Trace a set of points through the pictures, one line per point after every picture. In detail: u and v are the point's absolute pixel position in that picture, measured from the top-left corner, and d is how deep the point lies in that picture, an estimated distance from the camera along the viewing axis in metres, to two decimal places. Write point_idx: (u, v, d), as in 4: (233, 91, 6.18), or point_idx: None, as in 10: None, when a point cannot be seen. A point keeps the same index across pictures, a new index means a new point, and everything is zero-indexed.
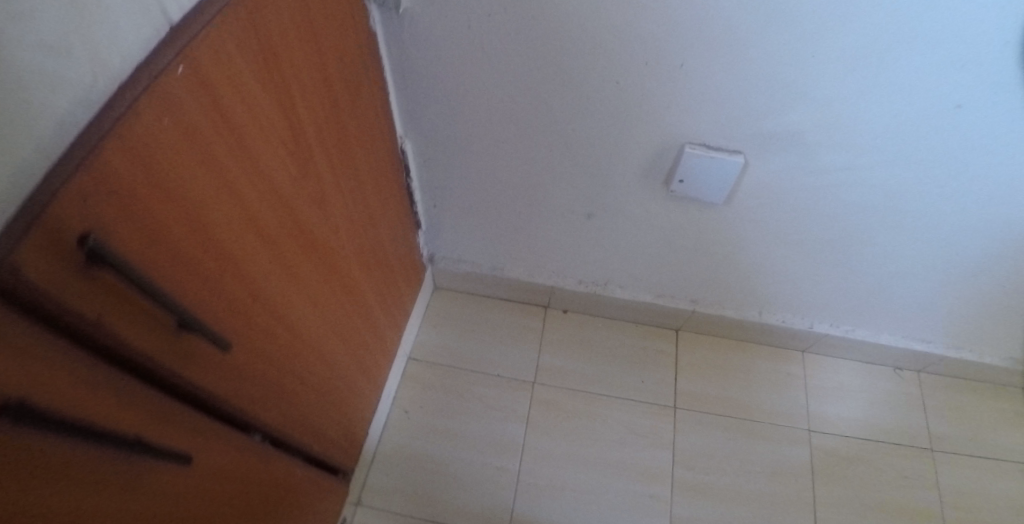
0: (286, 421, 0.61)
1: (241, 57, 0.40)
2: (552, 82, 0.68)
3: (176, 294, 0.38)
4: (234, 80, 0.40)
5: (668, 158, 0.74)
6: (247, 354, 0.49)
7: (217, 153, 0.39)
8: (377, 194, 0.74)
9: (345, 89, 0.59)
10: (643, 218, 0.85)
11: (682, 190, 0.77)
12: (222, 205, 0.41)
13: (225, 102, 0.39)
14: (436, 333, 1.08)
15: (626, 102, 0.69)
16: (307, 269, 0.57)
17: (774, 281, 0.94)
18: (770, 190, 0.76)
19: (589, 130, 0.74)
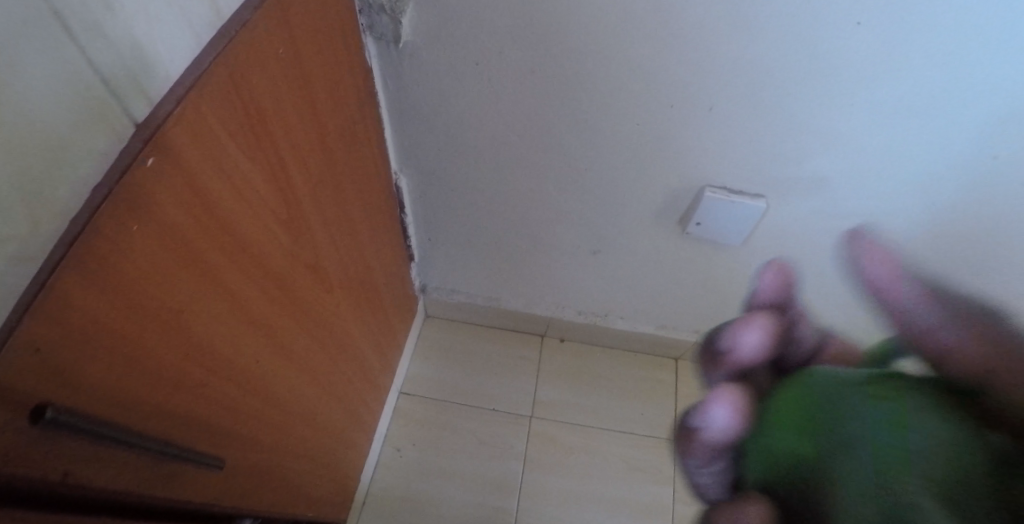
0: (278, 501, 0.55)
1: (227, 130, 0.34)
2: (565, 121, 0.63)
3: (145, 419, 0.32)
4: (218, 159, 0.33)
5: (686, 200, 0.70)
6: (236, 450, 0.44)
7: (198, 246, 0.33)
8: (372, 236, 0.68)
9: (342, 134, 0.53)
10: (651, 255, 0.81)
11: (699, 233, 0.73)
12: (203, 302, 0.35)
13: (207, 187, 0.33)
14: (429, 365, 1.03)
15: (643, 145, 0.64)
16: (298, 342, 0.51)
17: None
18: (786, 238, 0.72)
19: (602, 170, 0.69)
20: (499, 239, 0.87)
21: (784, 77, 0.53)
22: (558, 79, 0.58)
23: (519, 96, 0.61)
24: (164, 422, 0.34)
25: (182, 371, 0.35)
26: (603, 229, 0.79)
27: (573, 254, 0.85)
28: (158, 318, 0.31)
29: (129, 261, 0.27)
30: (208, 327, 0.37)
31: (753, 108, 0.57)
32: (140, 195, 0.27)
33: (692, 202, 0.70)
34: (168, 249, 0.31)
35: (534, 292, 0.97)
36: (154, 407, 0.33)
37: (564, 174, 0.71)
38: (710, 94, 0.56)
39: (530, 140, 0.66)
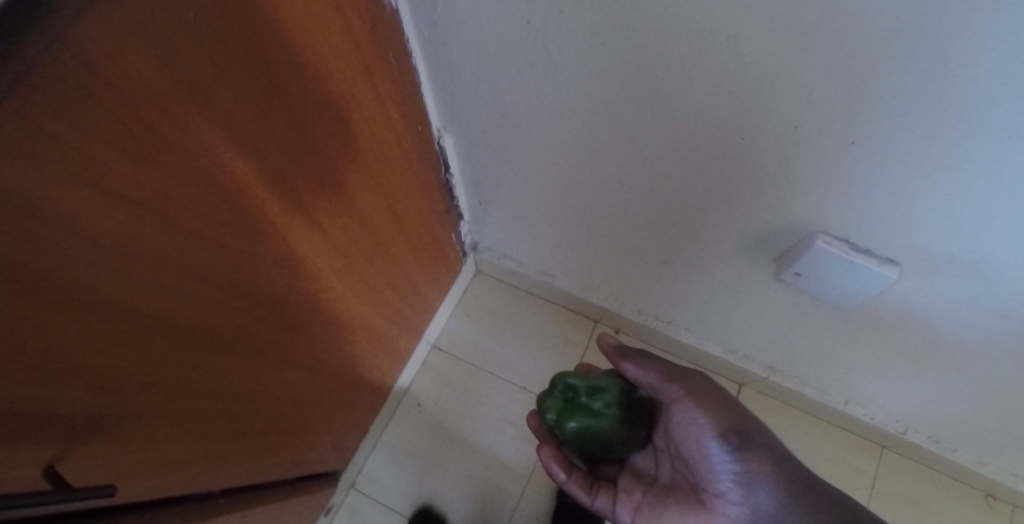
0: (248, 472, 0.54)
1: (104, 141, 0.24)
2: (628, 104, 0.51)
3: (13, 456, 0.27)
4: (97, 180, 0.25)
5: (789, 239, 0.61)
6: (173, 450, 0.41)
7: (74, 284, 0.26)
8: (388, 207, 0.61)
9: (331, 102, 0.44)
10: (732, 285, 0.74)
11: (794, 281, 0.64)
12: (93, 335, 0.29)
13: (84, 217, 0.25)
14: (467, 324, 0.99)
15: (725, 159, 0.52)
16: (269, 331, 0.47)
17: (859, 378, 0.84)
18: (900, 305, 0.63)
19: (684, 175, 0.58)
20: (550, 217, 0.77)
21: (951, 112, 0.38)
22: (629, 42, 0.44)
23: (582, 62, 0.48)
24: (45, 460, 0.29)
25: (68, 406, 0.30)
26: (678, 243, 0.71)
27: (642, 262, 0.78)
28: (9, 378, 0.25)
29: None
30: (110, 356, 0.31)
31: (908, 135, 0.41)
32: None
33: (799, 242, 0.61)
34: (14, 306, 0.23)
35: (593, 280, 0.89)
36: (28, 451, 0.28)
37: (631, 174, 0.61)
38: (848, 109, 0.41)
39: (595, 119, 0.55)
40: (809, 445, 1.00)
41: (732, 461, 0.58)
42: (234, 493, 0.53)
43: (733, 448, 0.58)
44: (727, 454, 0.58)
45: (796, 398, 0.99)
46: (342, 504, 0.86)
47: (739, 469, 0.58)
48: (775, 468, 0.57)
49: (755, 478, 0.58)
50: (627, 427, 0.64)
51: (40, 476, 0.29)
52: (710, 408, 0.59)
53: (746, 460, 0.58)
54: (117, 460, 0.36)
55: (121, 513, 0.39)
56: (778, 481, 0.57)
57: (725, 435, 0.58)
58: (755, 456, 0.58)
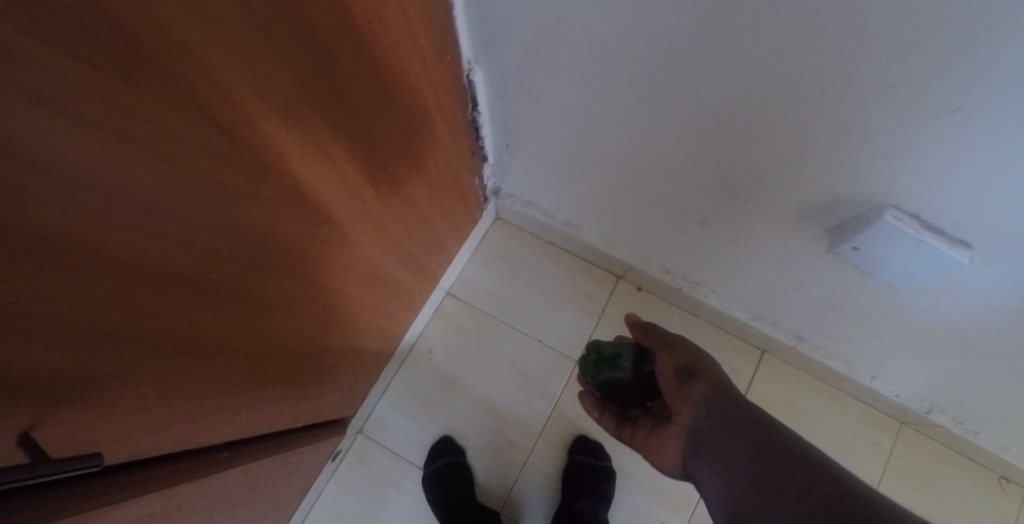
0: (252, 424, 0.52)
1: (33, 33, 0.18)
2: (694, 41, 0.44)
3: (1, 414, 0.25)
4: (25, 83, 0.19)
5: (854, 207, 0.55)
6: (168, 407, 0.38)
7: (18, 222, 0.21)
8: (410, 146, 0.55)
9: (348, 18, 0.36)
10: (777, 253, 0.68)
11: (850, 255, 0.59)
12: (57, 285, 0.25)
13: (19, 132, 0.20)
14: (484, 272, 0.94)
15: (802, 111, 0.46)
16: (276, 284, 0.43)
17: (891, 356, 0.80)
18: (966, 289, 0.57)
19: (750, 125, 0.51)
20: (583, 166, 0.71)
21: None
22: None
23: None
24: (17, 428, 0.26)
25: (41, 367, 0.26)
26: (723, 203, 0.64)
27: (678, 221, 0.72)
28: None
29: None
30: (85, 309, 0.27)
31: None
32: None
33: (863, 215, 0.54)
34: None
35: (622, 236, 0.83)
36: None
37: (690, 127, 0.55)
38: (972, 58, 0.34)
39: (657, 56, 0.48)
40: (825, 416, 0.98)
41: (676, 395, 0.55)
42: (234, 448, 0.51)
43: (678, 383, 0.56)
44: (674, 389, 0.56)
45: (819, 369, 0.95)
46: (349, 448, 0.86)
47: (680, 399, 0.55)
48: (712, 397, 0.53)
49: (689, 406, 0.54)
50: (647, 383, 0.61)
51: (13, 444, 0.26)
52: (684, 351, 0.58)
53: (686, 392, 0.55)
54: (103, 419, 0.33)
55: (125, 471, 0.37)
56: (709, 408, 0.53)
57: (675, 371, 0.57)
58: (695, 387, 0.54)
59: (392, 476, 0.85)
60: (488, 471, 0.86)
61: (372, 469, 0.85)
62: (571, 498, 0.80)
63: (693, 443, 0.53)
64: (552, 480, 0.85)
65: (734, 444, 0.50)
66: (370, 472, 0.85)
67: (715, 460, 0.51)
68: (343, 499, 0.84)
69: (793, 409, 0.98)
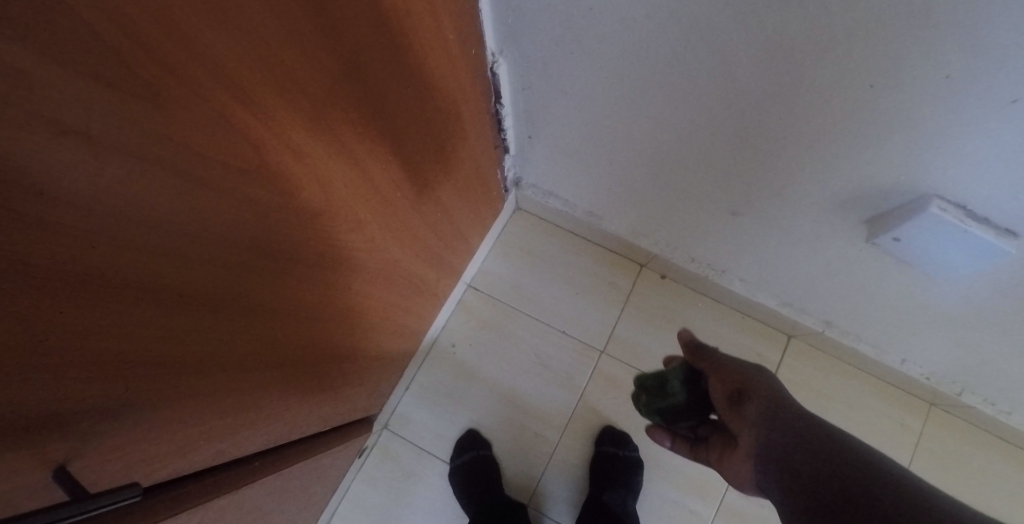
0: (284, 430, 0.52)
1: (77, 69, 0.18)
2: (732, 26, 0.42)
3: (58, 440, 0.26)
4: (64, 119, 0.18)
5: (897, 196, 0.52)
6: (202, 424, 0.38)
7: (47, 259, 0.20)
8: (436, 143, 0.53)
9: (379, 13, 0.35)
10: (809, 241, 0.66)
11: (890, 245, 0.56)
12: (88, 320, 0.24)
13: (48, 164, 0.19)
14: (506, 264, 0.93)
15: (848, 101, 0.44)
16: (307, 297, 0.43)
17: (922, 340, 0.78)
18: (1013, 277, 0.55)
19: (789, 114, 0.49)
20: (609, 155, 0.69)
21: None
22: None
23: None
24: (54, 462, 0.26)
25: (92, 396, 0.27)
26: (756, 192, 0.62)
27: (707, 210, 0.70)
28: (41, 371, 0.23)
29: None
30: (133, 339, 0.27)
31: None
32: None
33: (906, 204, 0.52)
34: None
35: (646, 224, 0.81)
36: (29, 454, 0.24)
37: (727, 116, 0.53)
38: None
39: (692, 42, 0.46)
40: (852, 401, 0.96)
41: (734, 422, 0.51)
42: (268, 455, 0.51)
43: (732, 408, 0.51)
44: (731, 415, 0.51)
45: (847, 353, 0.93)
46: (375, 444, 0.86)
47: (740, 424, 0.50)
48: (768, 416, 0.47)
49: (748, 430, 0.49)
50: (705, 403, 0.58)
51: (49, 478, 0.26)
52: (735, 372, 0.53)
53: (742, 415, 0.50)
54: (137, 442, 0.32)
55: (168, 486, 0.38)
56: (765, 425, 0.47)
57: (727, 394, 0.52)
58: (748, 409, 0.49)
59: (418, 470, 0.86)
60: (514, 463, 0.86)
61: (397, 464, 0.86)
62: (599, 489, 0.81)
63: (760, 473, 0.46)
64: (579, 470, 0.85)
65: (792, 450, 0.44)
66: (396, 466, 0.86)
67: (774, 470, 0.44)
68: (370, 493, 0.85)
69: (821, 394, 0.96)
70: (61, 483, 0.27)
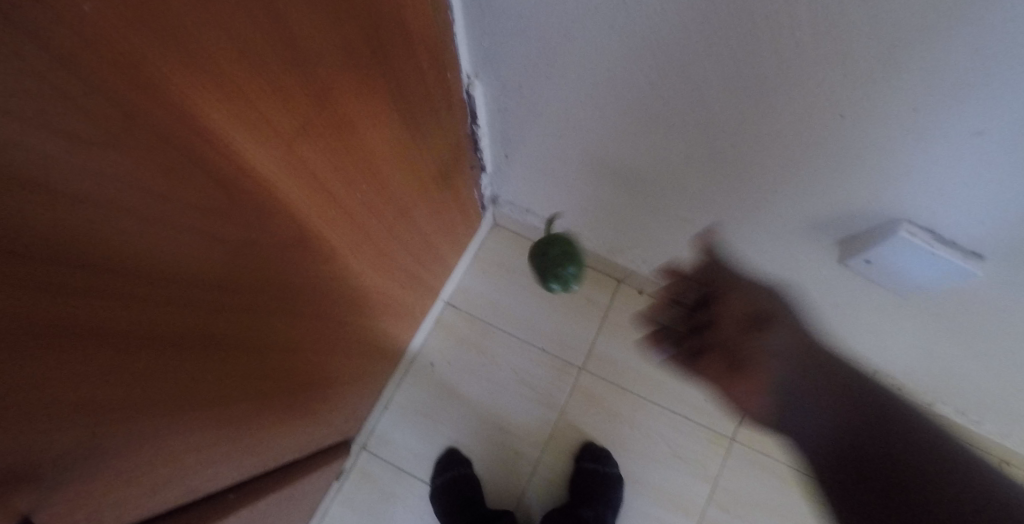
0: (257, 462, 0.51)
1: (38, 127, 0.18)
2: (706, 53, 0.43)
3: (25, 494, 0.25)
4: (26, 176, 0.18)
5: (864, 217, 0.54)
6: (174, 462, 0.37)
7: (4, 318, 0.20)
8: (410, 166, 0.53)
9: (347, 44, 0.35)
10: (781, 258, 0.67)
11: (863, 269, 0.58)
12: (51, 372, 0.23)
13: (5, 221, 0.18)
14: (484, 280, 0.93)
15: (816, 129, 0.46)
16: (282, 325, 0.42)
17: (892, 352, 0.79)
18: (977, 294, 0.57)
19: (759, 141, 0.50)
20: (586, 175, 0.69)
21: None
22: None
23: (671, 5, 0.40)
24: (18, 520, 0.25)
25: (59, 447, 0.26)
26: (729, 213, 0.64)
27: (683, 229, 0.71)
28: (1, 430, 0.22)
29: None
30: (103, 384, 0.27)
31: None
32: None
33: (876, 228, 0.54)
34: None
35: (623, 241, 0.82)
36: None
37: (702, 140, 0.54)
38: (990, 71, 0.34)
39: (663, 71, 0.48)
40: None
41: (746, 343, 0.44)
42: (243, 487, 0.50)
43: (750, 329, 0.44)
44: (747, 338, 0.44)
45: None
46: (353, 465, 0.85)
47: (751, 349, 0.44)
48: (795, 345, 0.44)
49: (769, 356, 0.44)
50: None
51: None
52: (748, 287, 0.45)
53: (760, 339, 0.44)
54: (107, 487, 0.31)
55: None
56: (795, 355, 0.44)
57: (747, 316, 0.44)
58: (772, 335, 0.44)
59: (397, 491, 0.85)
60: (496, 482, 0.86)
61: (375, 485, 0.85)
62: (577, 503, 0.81)
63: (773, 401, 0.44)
64: (559, 489, 0.85)
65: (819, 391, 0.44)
66: (375, 488, 0.85)
67: (798, 412, 0.44)
68: (348, 516, 0.83)
69: None
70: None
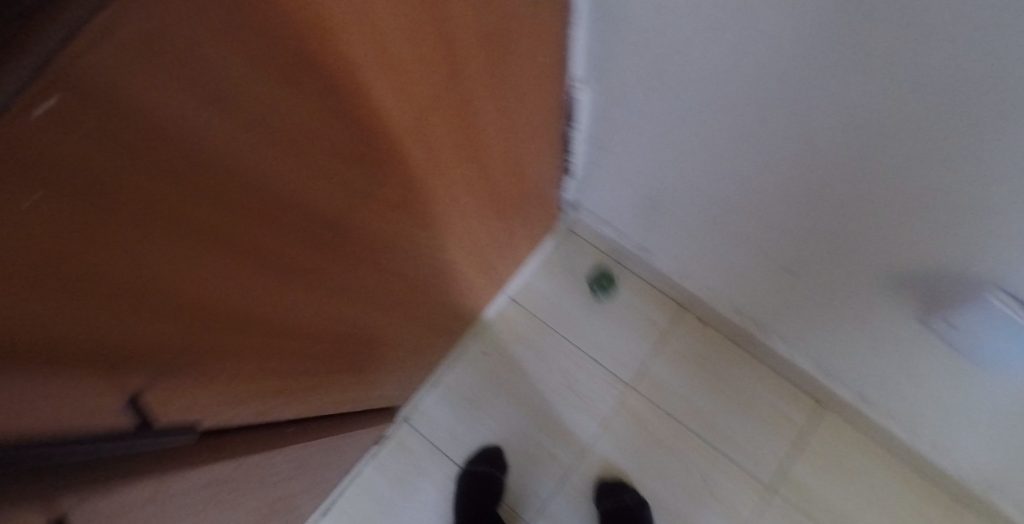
0: (322, 404, 0.54)
1: (252, 69, 0.21)
2: (820, 91, 0.43)
3: (154, 366, 0.30)
4: (237, 106, 0.22)
5: (951, 282, 0.51)
6: (262, 380, 0.41)
7: (179, 215, 0.24)
8: (510, 158, 0.56)
9: (488, 33, 0.38)
10: (863, 312, 0.64)
11: (947, 332, 0.55)
12: (200, 271, 0.28)
13: (206, 140, 0.22)
14: (548, 282, 0.94)
15: (921, 181, 0.44)
16: (373, 278, 0.45)
17: (963, 435, 0.70)
18: None
19: (858, 187, 0.49)
20: (671, 195, 0.70)
21: None
22: (864, 29, 0.36)
23: (796, 37, 0.40)
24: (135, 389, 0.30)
25: (184, 337, 0.30)
26: (815, 255, 0.61)
27: (761, 262, 0.69)
28: (152, 307, 0.27)
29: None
30: (230, 292, 0.31)
31: None
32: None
33: (962, 291, 0.50)
34: (96, 247, 0.21)
35: (696, 267, 0.81)
36: (126, 375, 0.28)
37: (802, 177, 0.53)
38: None
39: (767, 107, 0.48)
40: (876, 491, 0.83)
41: None
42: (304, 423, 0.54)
43: None
44: None
45: (876, 430, 0.83)
46: (392, 434, 0.88)
47: None
48: None
49: None
50: None
51: (123, 407, 0.30)
52: None
53: None
54: (211, 385, 0.36)
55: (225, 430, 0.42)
56: None
57: None
58: None
59: (429, 467, 0.87)
60: (524, 479, 0.86)
61: (410, 457, 0.88)
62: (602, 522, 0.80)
63: None
64: (586, 501, 0.85)
65: None
66: (408, 460, 0.88)
67: None
68: (379, 481, 0.87)
69: (849, 473, 0.85)
70: (131, 412, 0.31)
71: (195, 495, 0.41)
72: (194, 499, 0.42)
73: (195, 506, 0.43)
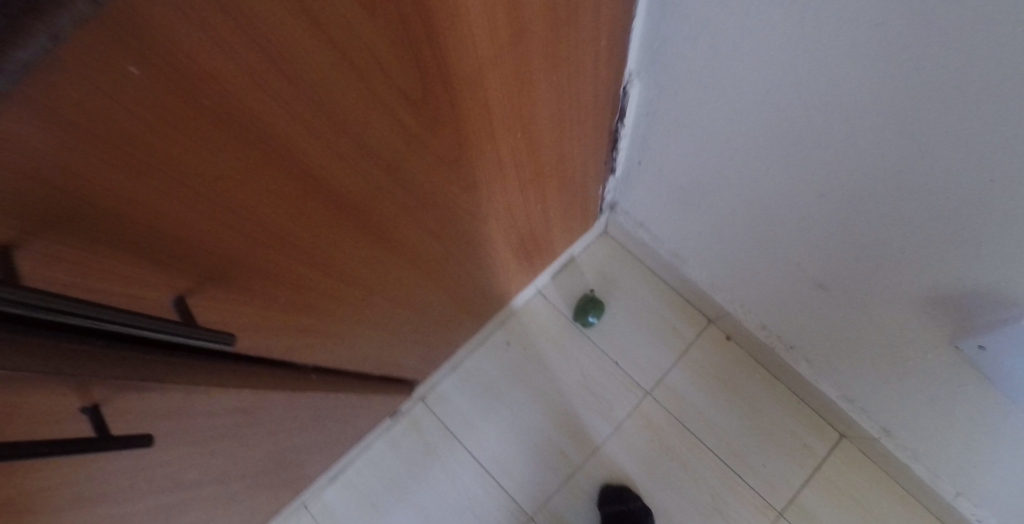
0: (344, 357, 0.56)
1: None
2: (866, 97, 0.43)
3: (212, 272, 0.33)
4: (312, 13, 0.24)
5: (985, 307, 0.49)
6: (299, 313, 0.44)
7: (253, 117, 0.26)
8: (556, 142, 0.58)
9: (553, 7, 0.40)
10: (895, 342, 0.62)
11: (978, 354, 0.52)
12: (264, 182, 0.30)
13: (273, 31, 0.24)
14: (577, 281, 0.95)
15: (963, 193, 0.42)
16: (410, 231, 0.47)
17: (985, 476, 0.66)
18: None
19: (897, 202, 0.48)
20: (709, 201, 0.70)
21: None
22: (915, 29, 0.36)
23: (850, 38, 0.41)
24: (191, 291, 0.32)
25: (241, 248, 0.33)
26: (850, 275, 0.60)
27: (792, 276, 0.68)
28: (220, 208, 0.29)
29: (50, 158, 0.20)
30: (286, 212, 0.34)
31: None
32: (45, 77, 0.17)
33: (996, 314, 0.48)
34: (170, 123, 0.23)
35: (728, 279, 0.80)
36: (187, 272, 0.31)
37: (842, 186, 0.51)
38: None
39: (814, 115, 0.48)
40: None
41: None
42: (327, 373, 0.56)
43: None
44: None
45: (900, 471, 0.79)
46: (408, 411, 0.90)
47: None
48: None
49: None
50: None
51: (170, 305, 0.32)
52: None
53: None
54: (257, 306, 0.39)
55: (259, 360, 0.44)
56: None
57: None
58: None
59: (439, 448, 0.88)
60: (531, 472, 0.86)
61: (422, 436, 0.89)
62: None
63: None
64: (591, 502, 0.84)
65: None
66: (420, 439, 0.89)
67: None
68: (389, 455, 0.88)
69: (864, 508, 0.81)
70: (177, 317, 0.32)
71: (219, 418, 0.43)
72: (221, 421, 0.44)
73: (222, 428, 0.45)
